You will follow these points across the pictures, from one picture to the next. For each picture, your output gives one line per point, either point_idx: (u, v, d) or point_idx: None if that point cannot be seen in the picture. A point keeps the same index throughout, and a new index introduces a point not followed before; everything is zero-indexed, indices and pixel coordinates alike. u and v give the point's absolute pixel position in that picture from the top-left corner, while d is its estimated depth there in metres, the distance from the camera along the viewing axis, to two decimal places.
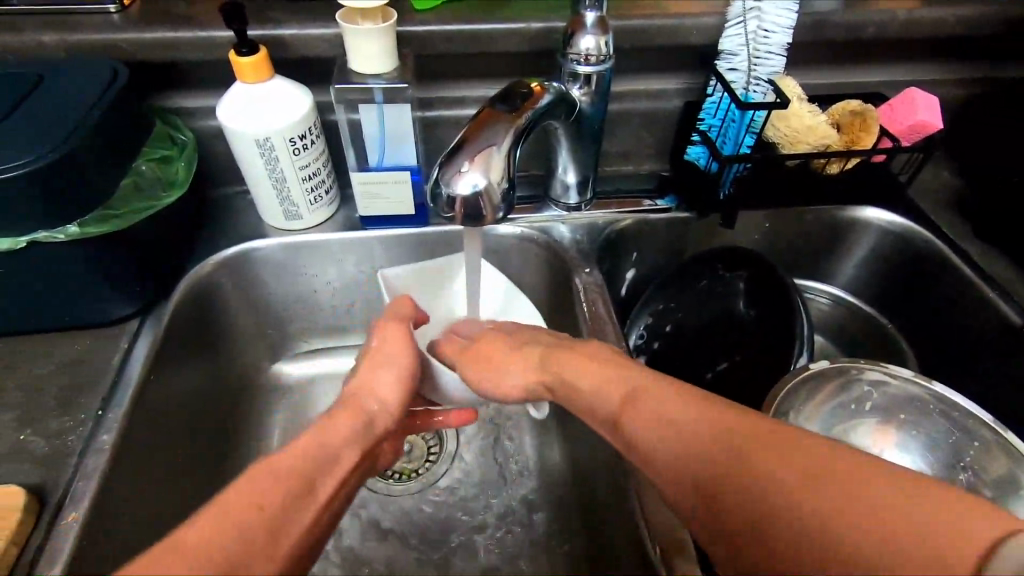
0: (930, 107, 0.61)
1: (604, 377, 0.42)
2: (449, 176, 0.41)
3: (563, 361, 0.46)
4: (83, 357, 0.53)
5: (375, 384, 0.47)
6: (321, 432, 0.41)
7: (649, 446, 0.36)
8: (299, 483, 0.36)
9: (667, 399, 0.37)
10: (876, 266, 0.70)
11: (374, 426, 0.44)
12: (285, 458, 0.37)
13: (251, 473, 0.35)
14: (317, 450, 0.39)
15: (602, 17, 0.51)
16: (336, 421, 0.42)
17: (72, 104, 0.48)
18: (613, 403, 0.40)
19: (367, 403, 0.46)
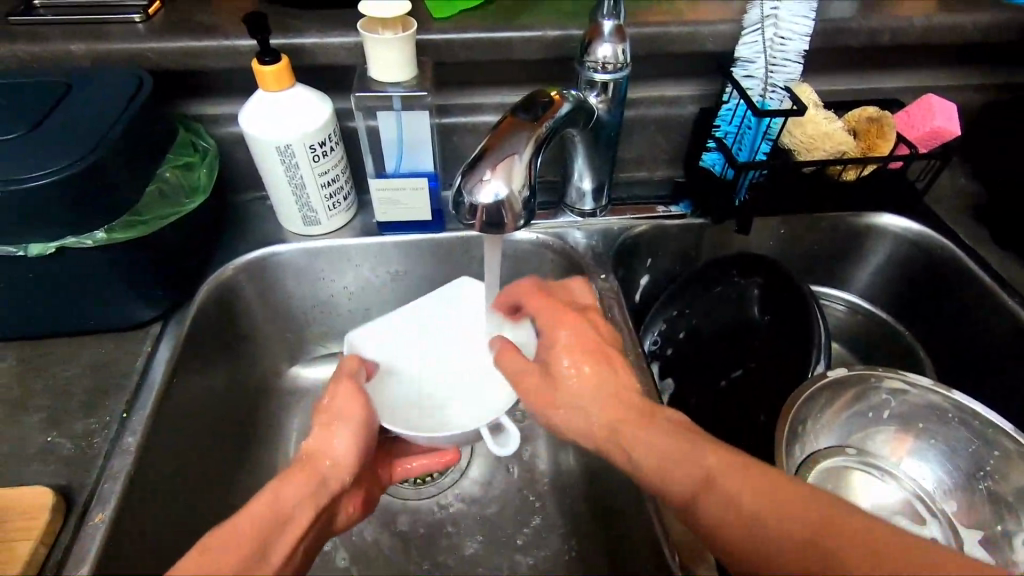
0: (948, 112, 0.60)
1: (670, 452, 0.39)
2: (472, 184, 0.41)
3: (634, 420, 0.42)
4: (108, 360, 0.54)
5: (333, 443, 0.46)
6: (274, 495, 0.41)
7: (732, 539, 0.34)
8: (249, 552, 0.37)
9: (726, 478, 0.35)
10: (892, 272, 0.69)
11: (333, 483, 0.45)
12: (238, 527, 0.38)
13: (203, 545, 0.36)
14: (267, 517, 0.40)
15: (620, 25, 0.51)
16: (289, 483, 0.43)
17: (99, 113, 0.49)
18: (689, 489, 0.37)
19: (325, 462, 0.45)
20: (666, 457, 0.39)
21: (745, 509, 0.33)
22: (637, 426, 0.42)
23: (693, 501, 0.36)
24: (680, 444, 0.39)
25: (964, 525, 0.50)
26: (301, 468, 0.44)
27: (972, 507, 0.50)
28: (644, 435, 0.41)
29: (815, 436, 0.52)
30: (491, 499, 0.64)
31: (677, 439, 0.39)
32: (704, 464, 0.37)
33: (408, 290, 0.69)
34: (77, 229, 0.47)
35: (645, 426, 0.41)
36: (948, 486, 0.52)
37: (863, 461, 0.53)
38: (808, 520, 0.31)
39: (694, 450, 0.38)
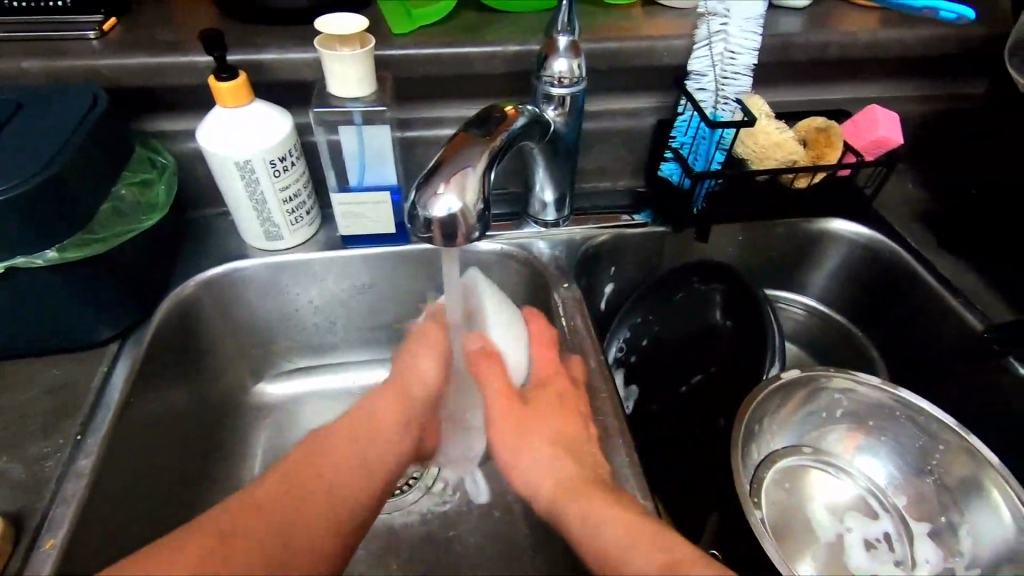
0: (891, 122, 0.63)
1: (627, 533, 0.41)
2: (426, 198, 0.42)
3: (595, 497, 0.45)
4: (63, 382, 0.53)
5: (423, 369, 0.59)
6: (367, 423, 0.54)
7: None
8: (342, 461, 0.49)
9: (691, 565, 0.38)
10: (845, 276, 0.72)
11: (414, 408, 0.57)
12: (339, 438, 0.51)
13: (311, 450, 0.49)
14: (360, 432, 0.53)
15: (575, 41, 0.53)
16: (385, 417, 0.55)
17: (52, 131, 0.48)
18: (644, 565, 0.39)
19: (410, 382, 0.58)
20: (618, 543, 0.41)
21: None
22: (595, 495, 0.46)
23: None
24: (633, 520, 0.42)
25: (913, 518, 0.52)
26: (391, 388, 0.58)
27: (920, 499, 0.52)
28: (585, 510, 0.45)
29: (770, 436, 0.54)
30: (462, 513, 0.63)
31: (626, 525, 0.42)
32: (681, 554, 0.39)
33: (375, 303, 0.69)
34: (26, 250, 0.46)
35: (600, 500, 0.45)
36: (899, 481, 0.54)
37: (816, 457, 0.55)
38: None
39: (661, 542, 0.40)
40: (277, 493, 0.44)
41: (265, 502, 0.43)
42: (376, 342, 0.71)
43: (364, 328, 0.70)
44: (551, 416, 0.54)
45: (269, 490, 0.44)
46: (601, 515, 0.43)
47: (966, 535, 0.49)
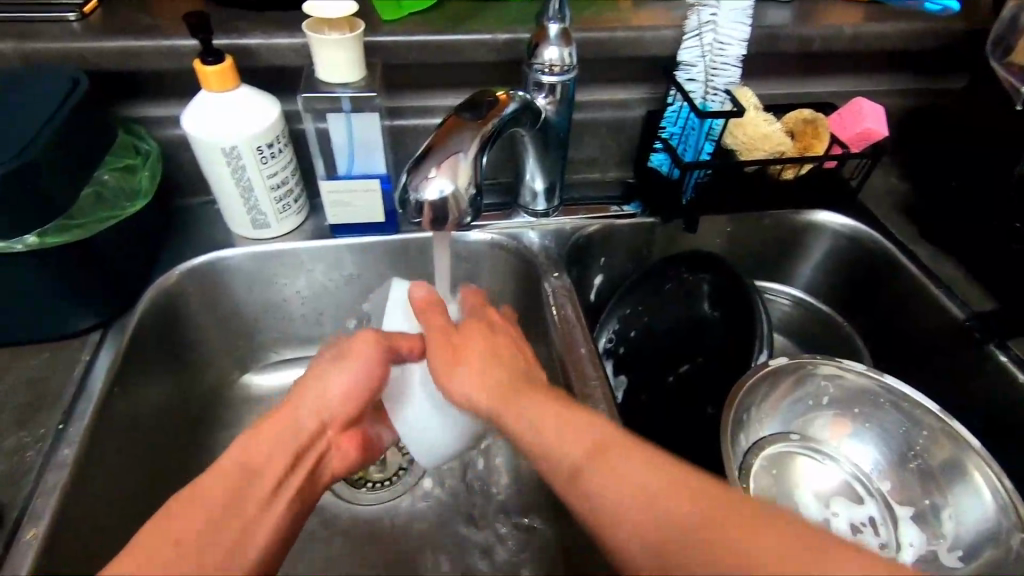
0: (876, 115, 0.64)
1: (560, 427, 0.37)
2: (417, 182, 0.41)
3: (530, 396, 0.40)
4: (42, 372, 0.52)
5: (328, 386, 0.46)
6: (240, 452, 0.40)
7: (619, 515, 0.32)
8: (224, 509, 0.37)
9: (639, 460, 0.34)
10: (831, 268, 0.73)
11: (305, 430, 0.44)
12: (211, 483, 0.37)
13: (171, 507, 0.36)
14: (238, 470, 0.39)
15: (565, 28, 0.53)
16: (255, 443, 0.41)
17: (31, 113, 0.47)
18: (580, 450, 0.36)
19: (306, 410, 0.44)
20: (563, 438, 0.37)
21: (615, 497, 0.33)
22: (524, 389, 0.41)
23: (579, 474, 0.35)
24: (573, 419, 0.38)
25: (896, 502, 0.53)
26: (282, 411, 0.44)
27: (904, 484, 0.53)
28: (531, 406, 0.39)
29: (758, 424, 0.54)
30: (450, 506, 0.63)
31: (569, 418, 0.38)
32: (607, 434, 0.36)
33: (363, 293, 0.68)
34: (7, 234, 0.45)
35: (544, 398, 0.40)
36: (884, 467, 0.54)
37: (803, 444, 0.56)
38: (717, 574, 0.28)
39: (591, 425, 0.37)
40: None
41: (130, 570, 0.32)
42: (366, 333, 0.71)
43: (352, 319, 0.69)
44: (467, 325, 0.48)
45: None
46: (533, 407, 0.39)
47: (948, 518, 0.50)
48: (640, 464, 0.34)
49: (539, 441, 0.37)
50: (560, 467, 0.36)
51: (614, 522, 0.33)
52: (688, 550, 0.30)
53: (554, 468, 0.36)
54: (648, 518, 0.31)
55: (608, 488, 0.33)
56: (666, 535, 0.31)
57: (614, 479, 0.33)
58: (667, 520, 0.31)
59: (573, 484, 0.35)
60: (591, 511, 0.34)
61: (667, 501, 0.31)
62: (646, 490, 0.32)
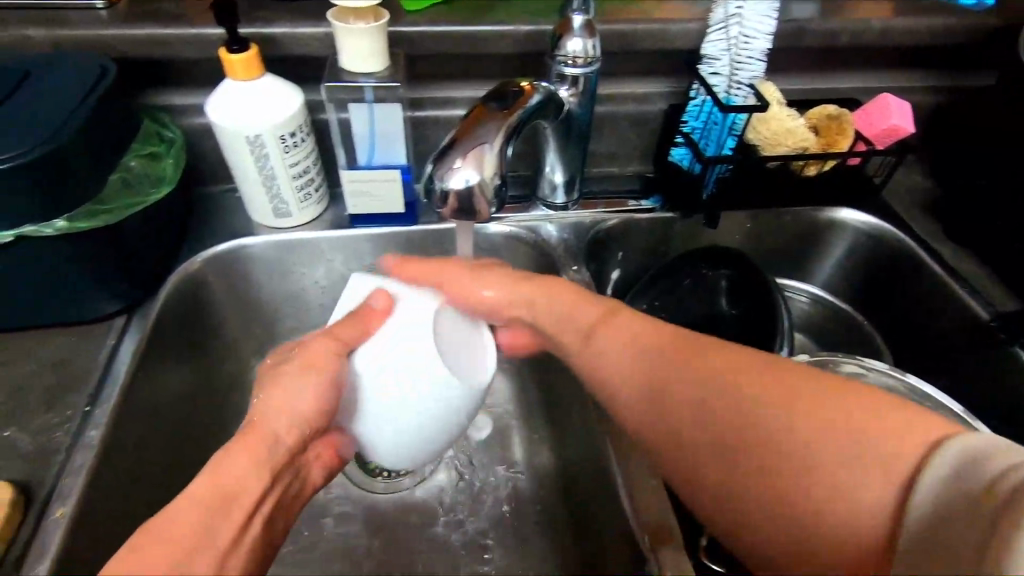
0: (903, 112, 0.63)
1: (575, 305, 0.48)
2: (443, 171, 0.42)
3: (550, 287, 0.49)
4: (69, 354, 0.52)
5: (290, 403, 0.42)
6: (210, 477, 0.38)
7: (621, 360, 0.43)
8: (195, 537, 0.35)
9: (635, 322, 0.45)
10: (851, 266, 0.72)
11: (280, 450, 0.42)
12: (182, 512, 0.35)
13: (140, 540, 0.34)
14: (210, 497, 0.37)
15: (589, 20, 0.52)
16: (227, 465, 0.39)
17: (61, 99, 0.48)
18: (586, 321, 0.47)
19: (277, 429, 0.42)
20: (576, 313, 0.47)
21: (620, 352, 0.44)
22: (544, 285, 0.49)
23: (592, 334, 0.46)
24: (582, 299, 0.48)
25: None
26: (251, 434, 0.41)
27: None
28: (551, 291, 0.49)
29: None
30: (465, 496, 0.63)
31: (574, 298, 0.48)
32: (605, 305, 0.47)
33: None
34: (38, 218, 0.46)
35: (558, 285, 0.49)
36: None
37: None
38: (698, 382, 0.39)
39: (595, 298, 0.48)
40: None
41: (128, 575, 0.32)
42: None
43: None
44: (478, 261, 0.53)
45: None
46: (554, 292, 0.49)
47: None
48: (636, 324, 0.45)
49: (562, 320, 0.48)
50: (576, 335, 0.47)
51: (614, 380, 0.43)
52: (676, 380, 0.40)
53: (574, 335, 0.47)
54: (647, 363, 0.42)
55: (615, 348, 0.44)
56: (663, 373, 0.41)
57: (620, 338, 0.44)
58: (661, 359, 0.41)
59: (587, 348, 0.46)
60: (599, 361, 0.45)
61: (660, 347, 0.42)
62: (642, 339, 0.43)
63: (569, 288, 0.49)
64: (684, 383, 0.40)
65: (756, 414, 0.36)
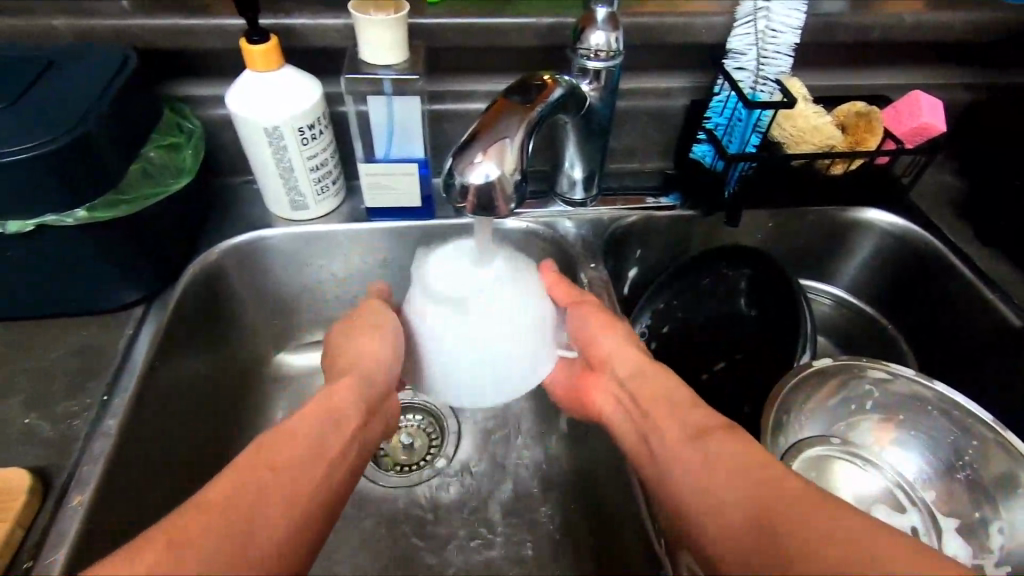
0: (935, 110, 0.61)
1: (688, 409, 0.42)
2: (463, 166, 0.41)
3: (644, 372, 0.48)
4: (89, 343, 0.53)
5: (373, 353, 0.51)
6: (314, 403, 0.43)
7: (708, 494, 0.35)
8: (309, 445, 0.39)
9: (731, 446, 0.37)
10: (877, 267, 0.70)
11: (373, 387, 0.48)
12: (299, 424, 0.40)
13: (265, 441, 0.38)
14: (320, 418, 0.42)
15: (613, 13, 0.51)
16: (336, 389, 0.46)
17: (83, 88, 0.48)
18: (679, 430, 0.41)
19: (364, 368, 0.49)
20: (667, 414, 0.43)
21: (729, 472, 0.35)
22: (638, 363, 0.49)
23: (693, 438, 0.39)
24: (700, 408, 0.42)
25: (941, 513, 0.51)
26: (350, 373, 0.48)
27: (949, 494, 0.51)
28: (665, 380, 0.46)
29: (800, 424, 0.52)
30: (479, 491, 0.63)
31: (671, 382, 0.46)
32: (719, 420, 0.40)
33: (396, 277, 0.68)
34: (58, 208, 0.46)
35: (651, 360, 0.49)
36: (929, 475, 0.53)
37: (845, 449, 0.53)
38: (797, 530, 0.31)
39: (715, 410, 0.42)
40: (239, 493, 0.34)
41: (260, 458, 0.37)
42: None
43: None
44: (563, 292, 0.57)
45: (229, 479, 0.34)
46: (640, 368, 0.49)
47: (997, 532, 0.48)
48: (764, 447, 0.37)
49: (665, 411, 0.43)
50: (682, 432, 0.41)
51: (698, 505, 0.36)
52: (781, 504, 0.32)
53: (674, 433, 0.41)
54: (755, 482, 0.34)
55: (696, 469, 0.37)
56: (766, 494, 0.33)
57: (729, 449, 0.37)
58: (771, 481, 0.34)
59: (688, 446, 0.39)
60: (697, 462, 0.38)
61: (782, 473, 0.34)
62: (761, 459, 0.36)
63: (683, 392, 0.45)
64: (791, 513, 0.31)
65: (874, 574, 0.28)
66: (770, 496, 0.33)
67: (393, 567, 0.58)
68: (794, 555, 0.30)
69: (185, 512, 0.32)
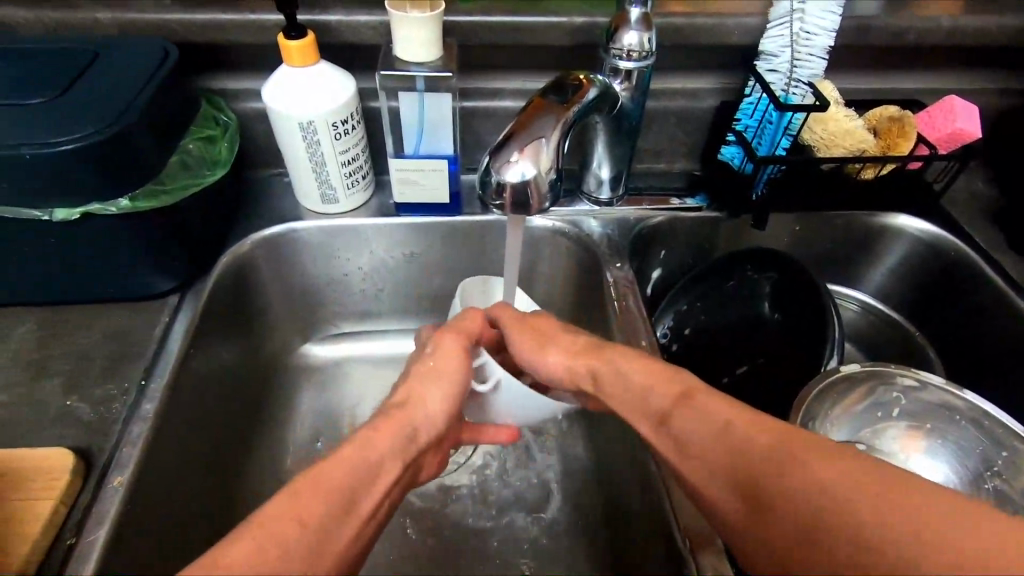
0: (970, 115, 0.60)
1: (650, 377, 0.42)
2: (499, 164, 0.42)
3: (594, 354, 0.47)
4: (126, 328, 0.54)
5: (428, 397, 0.46)
6: (356, 449, 0.39)
7: (696, 477, 0.37)
8: (339, 502, 0.35)
9: (697, 419, 0.38)
10: (905, 274, 0.70)
11: (416, 440, 0.43)
12: (332, 475, 0.36)
13: (293, 490, 0.34)
14: (356, 469, 0.38)
15: (647, 13, 0.51)
16: (375, 434, 0.41)
17: (128, 82, 0.49)
18: (648, 418, 0.41)
19: (416, 416, 0.44)
20: (629, 402, 0.43)
21: (701, 452, 0.37)
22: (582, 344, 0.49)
23: (660, 422, 0.40)
24: (660, 375, 0.42)
25: None
26: (394, 421, 0.43)
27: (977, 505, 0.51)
28: (614, 359, 0.45)
29: (827, 430, 0.52)
30: (498, 487, 0.64)
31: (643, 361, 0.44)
32: (682, 386, 0.40)
33: (421, 273, 0.69)
34: (101, 197, 0.47)
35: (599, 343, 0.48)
36: (957, 485, 0.52)
37: None
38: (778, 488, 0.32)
39: (675, 375, 0.41)
40: (260, 552, 0.30)
41: (287, 511, 0.33)
42: (422, 311, 0.72)
43: (408, 297, 0.71)
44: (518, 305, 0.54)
45: (255, 536, 0.31)
46: (585, 350, 0.48)
47: None
48: (729, 406, 0.37)
49: (629, 392, 0.43)
50: (648, 420, 0.41)
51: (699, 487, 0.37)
52: (759, 472, 0.33)
53: (648, 417, 0.41)
54: (730, 455, 0.35)
55: (678, 456, 0.38)
56: (746, 468, 0.34)
57: (699, 423, 0.38)
58: (745, 449, 0.34)
59: (661, 435, 0.40)
60: (675, 451, 0.39)
61: (750, 433, 0.35)
62: (726, 426, 0.36)
63: (630, 364, 0.44)
64: (771, 485, 0.32)
65: (850, 529, 0.29)
66: (748, 467, 0.34)
67: (413, 557, 0.59)
68: (781, 523, 0.31)
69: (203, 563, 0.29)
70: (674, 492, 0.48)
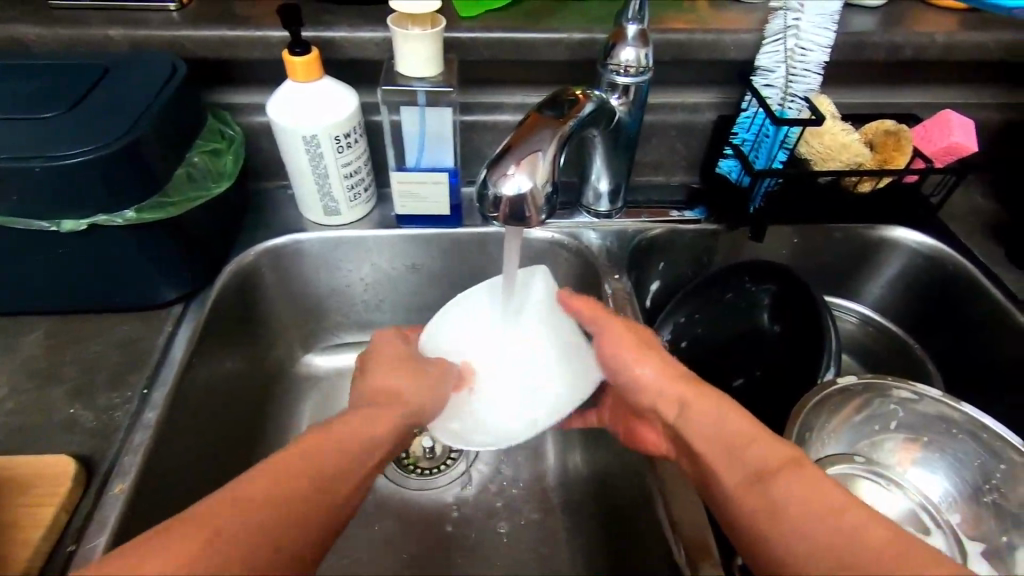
0: (965, 129, 0.61)
1: (741, 433, 0.40)
2: (496, 177, 0.42)
3: (697, 395, 0.44)
4: (131, 337, 0.55)
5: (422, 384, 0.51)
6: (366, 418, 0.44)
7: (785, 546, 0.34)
8: (349, 454, 0.40)
9: (800, 484, 0.35)
10: (904, 286, 0.70)
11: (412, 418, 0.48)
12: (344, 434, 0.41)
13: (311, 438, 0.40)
14: (365, 430, 0.43)
15: (643, 29, 0.52)
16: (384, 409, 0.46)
17: (136, 97, 0.50)
18: (738, 472, 0.38)
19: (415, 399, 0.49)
20: (722, 441, 0.40)
21: (800, 519, 0.34)
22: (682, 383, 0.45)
23: (757, 478, 0.37)
24: (756, 430, 0.39)
25: (967, 536, 0.51)
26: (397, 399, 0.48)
27: (976, 518, 0.51)
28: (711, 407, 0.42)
29: (822, 443, 0.52)
30: (497, 498, 0.64)
31: (740, 418, 0.40)
32: (788, 450, 0.37)
33: (423, 284, 0.70)
34: (107, 208, 0.48)
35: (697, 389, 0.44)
36: (955, 498, 0.52)
37: (868, 467, 0.52)
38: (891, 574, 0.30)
39: (779, 440, 0.38)
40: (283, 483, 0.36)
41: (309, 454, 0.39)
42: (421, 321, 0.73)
43: (410, 308, 0.72)
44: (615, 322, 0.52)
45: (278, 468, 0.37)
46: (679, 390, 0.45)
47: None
48: (855, 499, 0.34)
49: (716, 437, 0.40)
50: (738, 475, 0.38)
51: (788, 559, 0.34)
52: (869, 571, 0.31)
53: (729, 469, 0.38)
54: (828, 532, 0.33)
55: (771, 515, 0.35)
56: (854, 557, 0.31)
57: (801, 496, 0.34)
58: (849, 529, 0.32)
59: (750, 490, 0.37)
60: (765, 513, 0.35)
61: (863, 525, 0.32)
62: (834, 507, 0.33)
63: (723, 414, 0.41)
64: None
65: None
66: (845, 550, 0.32)
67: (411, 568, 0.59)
68: None
69: (211, 508, 0.33)
70: (671, 504, 0.48)
